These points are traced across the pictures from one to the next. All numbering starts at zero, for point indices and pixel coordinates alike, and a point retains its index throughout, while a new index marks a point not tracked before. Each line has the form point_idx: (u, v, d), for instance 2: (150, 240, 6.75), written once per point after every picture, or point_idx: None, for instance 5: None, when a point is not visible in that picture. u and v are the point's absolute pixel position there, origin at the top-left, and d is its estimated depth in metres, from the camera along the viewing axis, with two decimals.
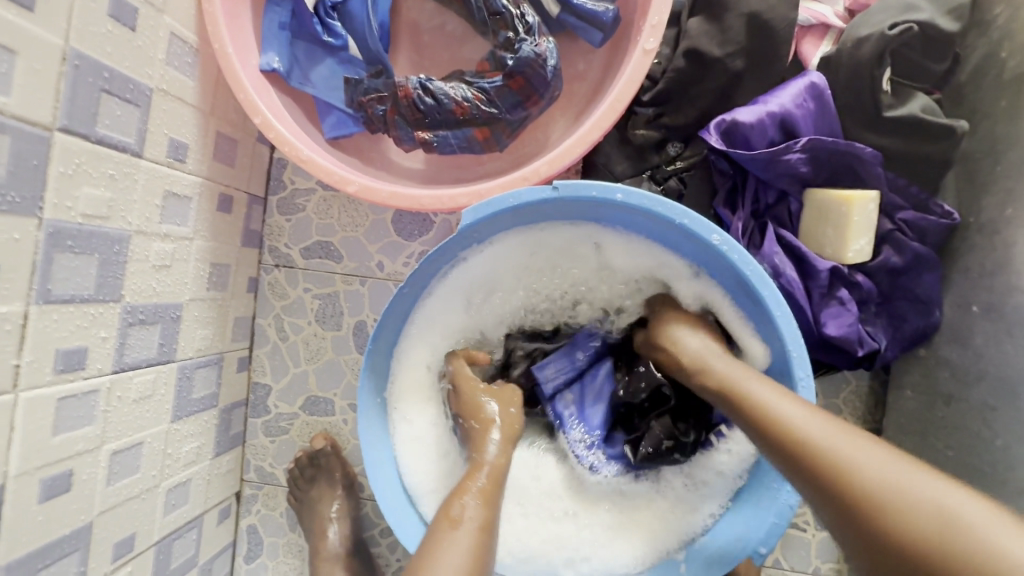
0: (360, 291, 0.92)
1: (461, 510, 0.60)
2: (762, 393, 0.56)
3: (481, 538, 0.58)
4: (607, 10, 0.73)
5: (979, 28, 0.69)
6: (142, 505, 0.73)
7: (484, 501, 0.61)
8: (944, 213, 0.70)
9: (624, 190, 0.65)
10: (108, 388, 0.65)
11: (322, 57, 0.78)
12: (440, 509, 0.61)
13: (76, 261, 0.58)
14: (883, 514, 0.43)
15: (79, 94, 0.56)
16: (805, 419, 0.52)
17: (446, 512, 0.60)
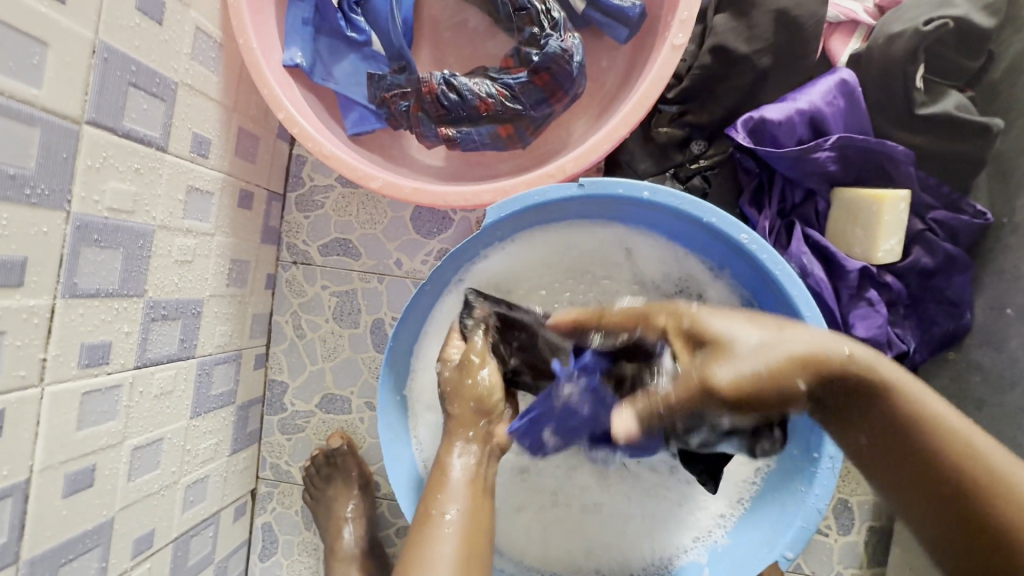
0: (378, 289, 0.91)
1: (437, 510, 0.58)
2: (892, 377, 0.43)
3: (465, 542, 0.56)
4: (634, 5, 0.72)
5: (1015, 25, 0.68)
6: (160, 501, 0.73)
7: (472, 494, 0.60)
8: (977, 213, 0.69)
9: (651, 188, 0.64)
10: (131, 383, 0.65)
11: (345, 52, 0.77)
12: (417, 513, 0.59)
13: (102, 255, 0.58)
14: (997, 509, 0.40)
15: (107, 86, 0.56)
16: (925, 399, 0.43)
17: (421, 515, 0.58)
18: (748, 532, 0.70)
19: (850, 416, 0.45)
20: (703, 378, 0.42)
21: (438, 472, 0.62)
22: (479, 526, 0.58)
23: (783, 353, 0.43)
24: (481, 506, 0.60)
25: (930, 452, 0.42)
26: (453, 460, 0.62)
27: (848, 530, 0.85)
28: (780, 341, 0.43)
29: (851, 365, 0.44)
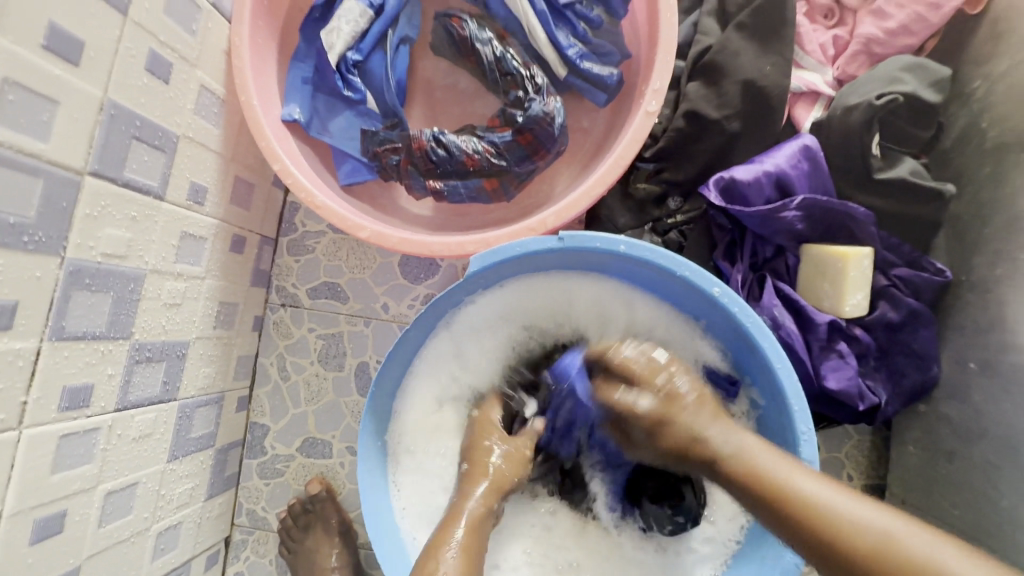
0: (364, 332, 0.93)
1: None
2: (807, 490, 0.51)
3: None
4: (612, 73, 0.78)
5: (961, 99, 0.73)
6: (129, 549, 0.71)
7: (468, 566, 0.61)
8: (936, 271, 0.73)
9: (627, 242, 0.67)
10: (109, 426, 0.65)
11: (342, 109, 0.81)
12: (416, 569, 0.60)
13: (92, 297, 0.59)
14: None
15: (111, 140, 0.59)
16: (843, 503, 0.49)
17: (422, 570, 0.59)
18: None
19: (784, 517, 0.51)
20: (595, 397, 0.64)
21: (448, 523, 0.65)
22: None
23: (699, 435, 0.56)
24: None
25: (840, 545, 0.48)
26: (459, 526, 0.64)
27: None
28: (708, 438, 0.56)
29: (764, 450, 0.55)
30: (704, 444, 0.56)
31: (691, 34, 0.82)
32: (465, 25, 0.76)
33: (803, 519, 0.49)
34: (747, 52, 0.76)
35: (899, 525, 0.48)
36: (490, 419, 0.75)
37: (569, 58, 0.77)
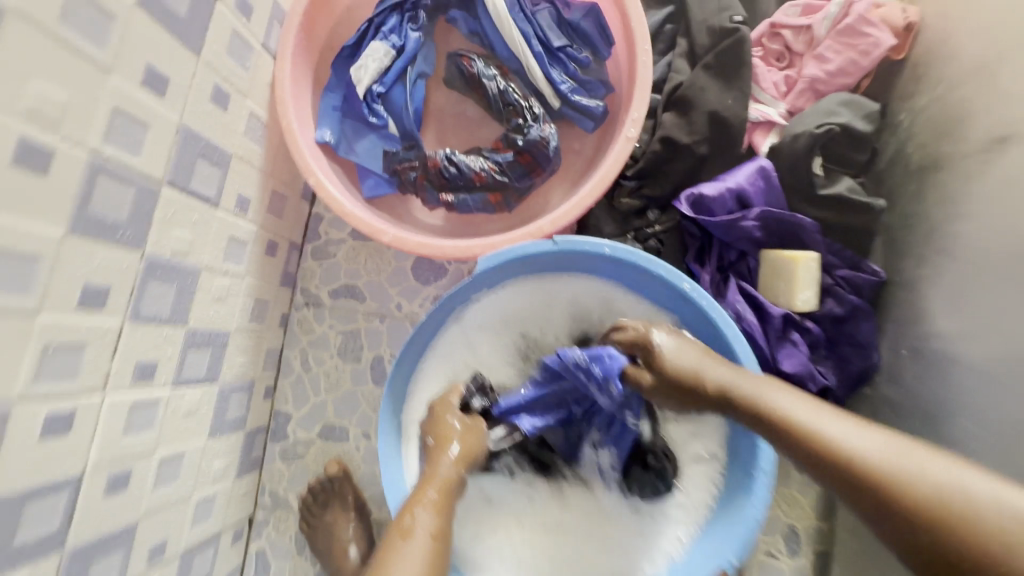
0: (379, 329, 1.04)
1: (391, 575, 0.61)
2: (835, 432, 0.58)
3: (433, 558, 0.64)
4: (598, 105, 0.91)
5: (891, 129, 0.87)
6: (175, 514, 0.81)
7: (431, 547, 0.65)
8: (873, 271, 0.85)
9: (611, 245, 0.81)
10: (167, 400, 0.75)
11: (367, 132, 0.93)
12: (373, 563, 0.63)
13: (162, 287, 0.71)
14: (952, 515, 0.50)
15: (183, 156, 0.71)
16: (868, 442, 0.56)
17: (398, 525, 0.66)
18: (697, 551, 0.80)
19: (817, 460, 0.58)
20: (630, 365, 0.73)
21: (426, 484, 0.71)
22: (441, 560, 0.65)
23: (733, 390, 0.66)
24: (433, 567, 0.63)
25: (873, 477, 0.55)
26: (416, 516, 0.67)
27: (795, 553, 0.95)
28: (740, 391, 0.66)
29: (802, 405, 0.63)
30: (737, 395, 0.66)
31: (666, 72, 0.96)
32: (474, 63, 0.90)
33: (836, 456, 0.57)
34: (712, 88, 0.90)
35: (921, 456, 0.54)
36: (446, 404, 0.79)
37: (562, 92, 0.91)
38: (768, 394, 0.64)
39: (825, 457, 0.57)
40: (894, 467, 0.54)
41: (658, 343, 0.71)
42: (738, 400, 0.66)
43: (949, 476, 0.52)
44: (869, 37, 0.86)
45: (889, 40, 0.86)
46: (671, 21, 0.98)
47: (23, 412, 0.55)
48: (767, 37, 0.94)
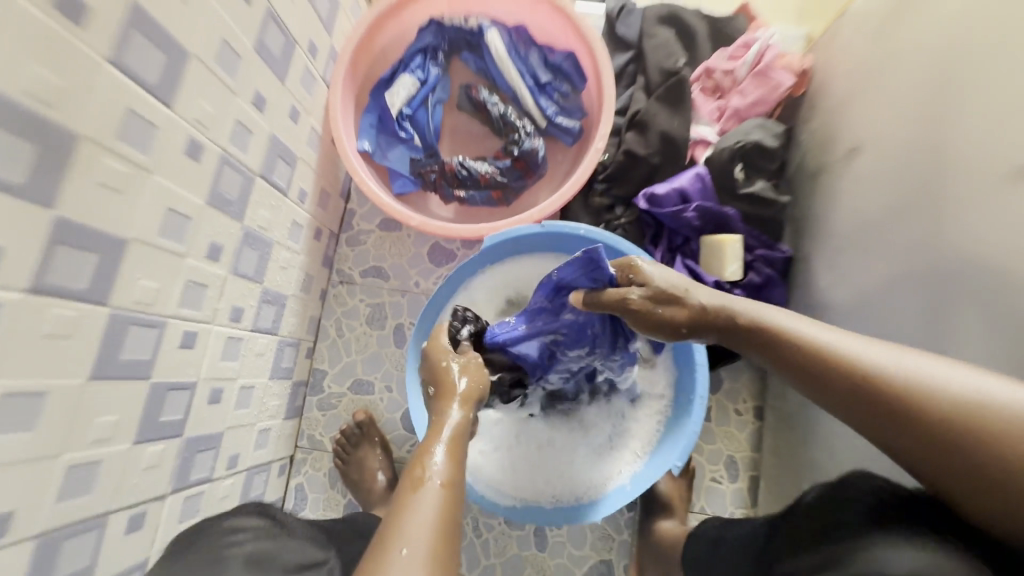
0: (401, 301, 1.29)
1: (408, 530, 0.59)
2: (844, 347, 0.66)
3: (447, 500, 0.63)
4: (576, 124, 1.19)
5: (795, 145, 1.16)
6: (244, 434, 1.03)
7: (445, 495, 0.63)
8: (783, 251, 1.13)
9: (585, 228, 1.08)
10: (247, 339, 0.99)
11: (397, 144, 1.19)
12: (382, 529, 0.60)
13: (252, 251, 0.95)
14: (954, 413, 0.58)
15: (271, 156, 0.96)
16: (876, 354, 0.64)
17: (411, 476, 0.65)
18: (653, 461, 1.05)
19: (834, 375, 0.65)
20: (624, 298, 0.76)
21: (432, 438, 0.70)
22: (451, 515, 0.62)
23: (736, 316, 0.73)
24: (451, 517, 0.62)
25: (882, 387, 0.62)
26: (433, 459, 0.66)
27: (734, 478, 1.20)
28: (740, 313, 0.73)
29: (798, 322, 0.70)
30: (743, 321, 0.73)
31: (628, 102, 1.25)
32: (480, 93, 1.18)
33: (846, 368, 0.64)
34: (662, 113, 1.18)
35: (920, 364, 0.62)
36: (440, 343, 0.85)
37: (548, 115, 1.19)
38: (773, 314, 0.71)
39: (828, 373, 0.65)
40: (894, 372, 0.62)
41: (640, 271, 0.76)
42: (744, 325, 0.73)
43: (938, 376, 0.60)
44: (774, 79, 1.17)
45: (788, 82, 1.16)
46: (632, 63, 1.27)
47: (172, 326, 0.78)
48: (703, 76, 1.23)
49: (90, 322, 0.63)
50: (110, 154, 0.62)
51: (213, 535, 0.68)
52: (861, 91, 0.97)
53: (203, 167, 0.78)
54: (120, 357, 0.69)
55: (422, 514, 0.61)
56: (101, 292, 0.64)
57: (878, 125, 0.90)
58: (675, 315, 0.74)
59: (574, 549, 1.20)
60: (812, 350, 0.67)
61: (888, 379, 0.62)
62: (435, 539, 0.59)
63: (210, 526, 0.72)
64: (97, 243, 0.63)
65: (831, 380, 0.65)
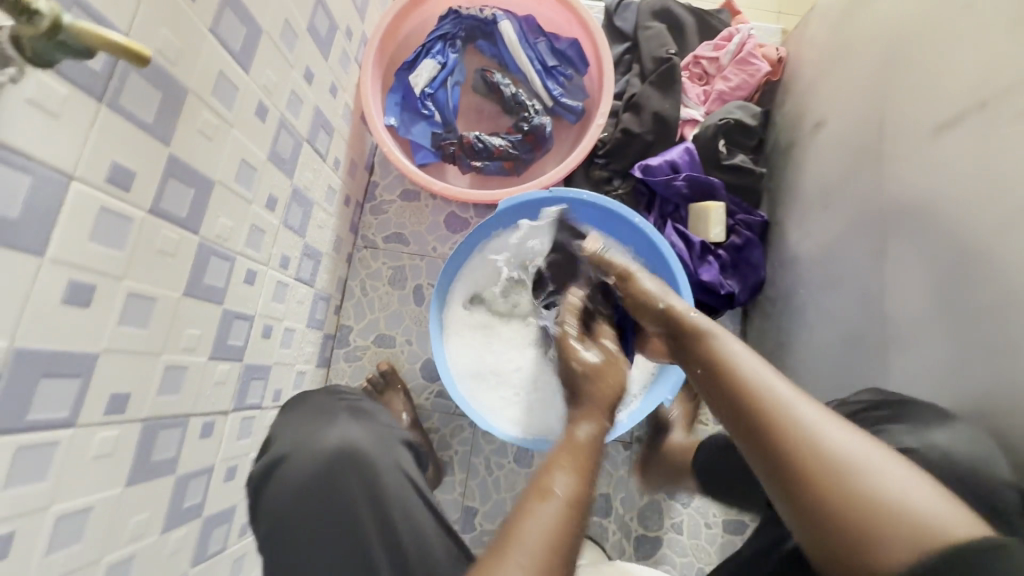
0: (420, 264, 1.43)
1: (527, 531, 0.55)
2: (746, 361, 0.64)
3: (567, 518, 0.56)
4: (579, 104, 1.34)
5: (771, 125, 1.32)
6: (285, 372, 1.16)
7: (569, 512, 0.57)
8: (760, 216, 1.29)
9: (589, 194, 1.24)
10: (291, 286, 1.12)
11: (420, 120, 1.34)
12: (500, 530, 0.56)
13: (297, 208, 1.09)
14: (817, 471, 0.53)
15: (315, 125, 1.10)
16: (775, 381, 0.61)
17: (535, 484, 0.60)
18: (648, 398, 1.20)
19: (706, 374, 0.68)
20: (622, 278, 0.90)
21: (564, 448, 0.65)
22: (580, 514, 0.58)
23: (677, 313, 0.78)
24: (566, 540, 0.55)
25: (755, 415, 0.59)
26: (557, 476, 0.60)
27: None
28: (688, 316, 0.77)
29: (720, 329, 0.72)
30: (682, 319, 0.77)
31: (624, 87, 1.40)
32: (494, 75, 1.32)
33: (728, 379, 0.64)
34: (655, 96, 1.33)
35: (829, 425, 0.55)
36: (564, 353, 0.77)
37: (554, 96, 1.33)
38: (699, 318, 0.75)
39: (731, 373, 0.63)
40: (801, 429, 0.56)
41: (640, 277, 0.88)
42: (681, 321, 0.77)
43: (879, 470, 0.52)
44: (754, 66, 1.32)
45: (767, 68, 1.31)
46: (628, 52, 1.42)
47: (239, 262, 0.91)
48: (691, 64, 1.39)
49: (186, 246, 0.77)
50: (206, 106, 0.75)
51: (322, 397, 0.86)
52: (824, 75, 1.13)
53: (266, 127, 0.92)
54: (204, 280, 0.83)
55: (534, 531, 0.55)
56: (195, 222, 0.78)
57: (839, 101, 1.06)
58: (649, 310, 0.84)
59: None
60: (707, 350, 0.69)
61: (783, 416, 0.57)
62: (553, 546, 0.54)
63: (315, 393, 0.88)
64: (195, 179, 0.76)
65: (702, 377, 0.69)
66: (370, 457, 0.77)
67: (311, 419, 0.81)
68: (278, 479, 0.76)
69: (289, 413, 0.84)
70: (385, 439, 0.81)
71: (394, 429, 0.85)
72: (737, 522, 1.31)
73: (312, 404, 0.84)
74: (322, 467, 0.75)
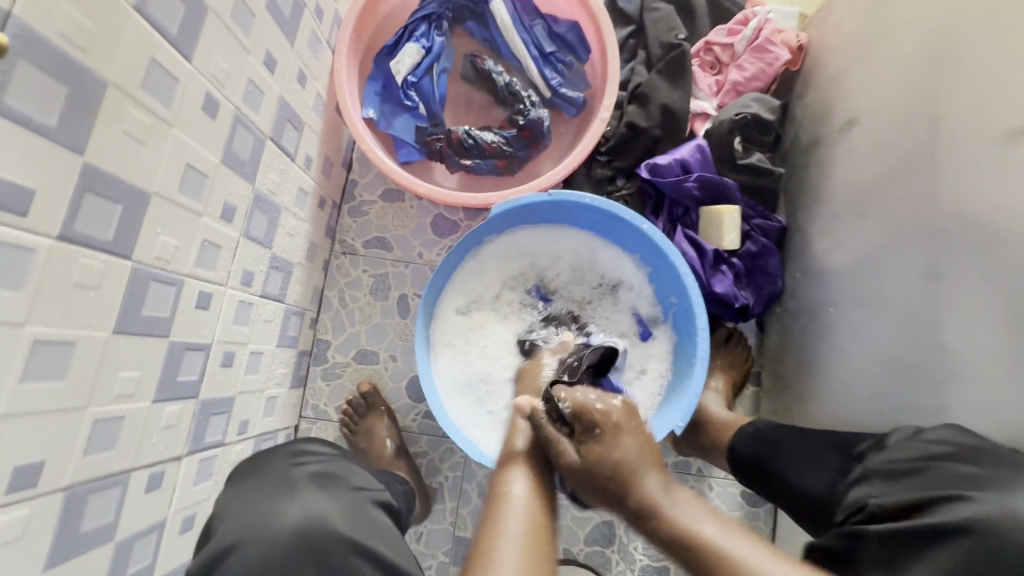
0: (404, 272, 1.29)
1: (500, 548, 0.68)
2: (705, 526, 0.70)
3: (534, 513, 0.73)
4: (580, 96, 1.20)
5: (791, 119, 1.20)
6: (253, 400, 1.03)
7: (532, 537, 0.70)
8: (778, 221, 1.17)
9: (591, 197, 1.08)
10: (256, 304, 0.98)
11: (402, 113, 1.19)
12: (475, 547, 0.70)
13: (261, 215, 0.94)
14: None
15: (279, 119, 0.95)
16: (738, 544, 0.67)
17: (497, 491, 0.77)
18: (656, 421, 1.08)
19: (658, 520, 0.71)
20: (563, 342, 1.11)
21: (509, 461, 0.81)
22: (542, 510, 0.74)
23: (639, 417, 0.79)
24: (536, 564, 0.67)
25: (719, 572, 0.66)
26: (517, 469, 0.79)
27: None
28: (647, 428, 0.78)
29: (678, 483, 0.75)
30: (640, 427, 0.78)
31: (629, 76, 1.27)
32: (485, 62, 1.18)
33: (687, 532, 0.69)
34: (664, 86, 1.20)
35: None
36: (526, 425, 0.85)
37: (553, 86, 1.20)
38: (651, 428, 0.78)
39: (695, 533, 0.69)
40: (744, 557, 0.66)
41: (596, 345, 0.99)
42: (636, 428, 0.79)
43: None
44: (772, 53, 1.20)
45: (786, 56, 1.19)
46: (633, 37, 1.28)
47: (189, 285, 0.78)
48: (703, 50, 1.26)
49: (114, 273, 0.63)
50: (133, 102, 0.61)
51: (280, 460, 0.78)
52: (854, 65, 1.01)
53: (218, 124, 0.77)
54: (143, 312, 0.69)
55: (512, 526, 0.71)
56: (124, 245, 0.64)
57: (875, 95, 0.94)
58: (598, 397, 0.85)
59: (576, 512, 1.24)
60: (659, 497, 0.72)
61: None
62: (525, 533, 0.70)
63: (276, 453, 0.80)
64: (122, 193, 0.62)
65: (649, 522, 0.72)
66: (339, 529, 0.68)
67: (268, 492, 0.71)
68: (225, 573, 0.65)
69: (243, 487, 0.74)
70: (357, 506, 0.73)
71: (367, 489, 0.78)
72: None
73: (268, 473, 0.75)
74: (283, 550, 0.66)
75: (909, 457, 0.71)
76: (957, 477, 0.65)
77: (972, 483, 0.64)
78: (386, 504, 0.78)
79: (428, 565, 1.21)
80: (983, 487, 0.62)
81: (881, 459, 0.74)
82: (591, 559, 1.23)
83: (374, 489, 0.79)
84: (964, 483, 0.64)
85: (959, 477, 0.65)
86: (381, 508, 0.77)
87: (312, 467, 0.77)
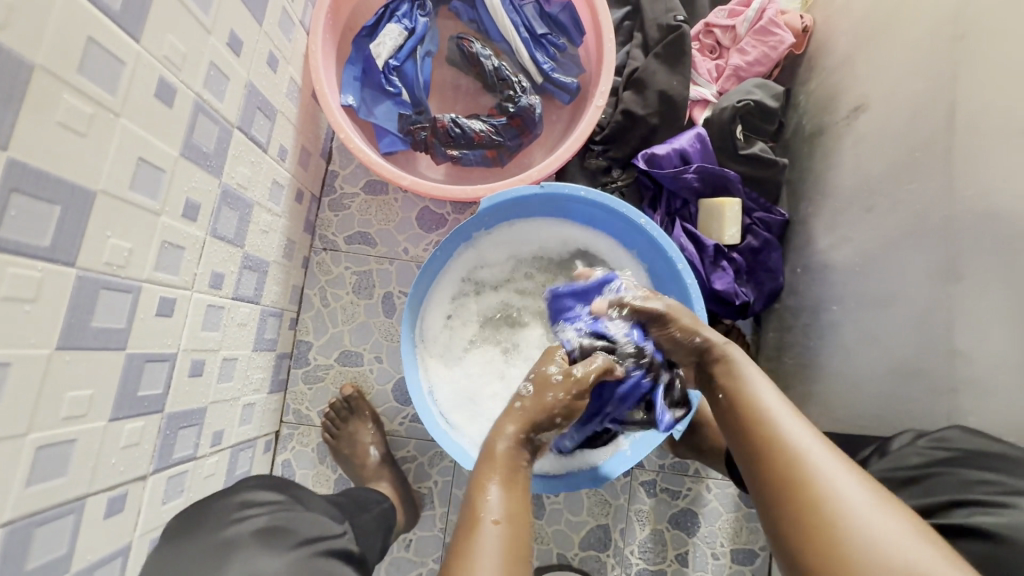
0: (389, 270, 1.22)
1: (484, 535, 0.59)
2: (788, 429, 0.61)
3: (509, 536, 0.60)
4: (573, 82, 1.13)
5: (794, 107, 1.15)
6: (228, 409, 0.97)
7: (510, 520, 0.61)
8: (780, 213, 1.12)
9: (586, 190, 1.02)
10: (227, 308, 0.91)
11: (384, 100, 1.12)
12: (459, 533, 0.61)
13: (230, 213, 0.87)
14: (824, 512, 0.52)
15: (247, 106, 0.87)
16: (810, 445, 0.58)
17: (472, 509, 0.63)
18: None
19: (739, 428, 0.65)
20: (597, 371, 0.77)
21: (485, 463, 0.68)
22: (520, 516, 0.62)
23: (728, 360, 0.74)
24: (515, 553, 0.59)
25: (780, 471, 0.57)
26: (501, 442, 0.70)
27: None
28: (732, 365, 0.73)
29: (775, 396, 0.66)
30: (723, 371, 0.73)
31: (625, 60, 1.19)
32: (473, 45, 1.10)
33: (763, 433, 0.62)
34: (662, 71, 1.13)
35: (847, 479, 0.54)
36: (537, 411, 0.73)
37: (544, 70, 1.13)
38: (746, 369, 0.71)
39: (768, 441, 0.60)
40: (798, 452, 0.58)
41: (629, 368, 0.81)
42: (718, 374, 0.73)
43: (877, 518, 0.50)
44: (776, 36, 1.13)
45: (791, 39, 1.12)
46: (629, 19, 1.21)
47: (148, 291, 0.71)
48: (702, 33, 1.20)
49: (55, 282, 0.56)
50: (68, 88, 0.54)
51: (222, 508, 0.72)
52: (865, 49, 0.95)
53: (175, 113, 0.70)
54: (93, 325, 0.62)
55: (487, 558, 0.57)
56: (66, 251, 0.57)
57: (886, 83, 0.88)
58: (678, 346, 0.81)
59: (571, 515, 1.21)
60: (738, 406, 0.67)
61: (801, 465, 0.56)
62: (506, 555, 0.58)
63: (219, 499, 0.74)
64: (58, 191, 0.55)
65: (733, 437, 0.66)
66: None
67: (210, 552, 0.65)
68: None
69: (166, 551, 0.67)
70: (305, 561, 0.67)
71: (319, 540, 0.72)
72: (746, 551, 1.19)
73: (186, 545, 0.67)
74: None
75: (910, 462, 0.69)
76: (965, 482, 0.63)
77: (982, 488, 0.61)
78: (341, 551, 0.74)
79: (417, 573, 1.17)
80: (988, 491, 0.61)
81: (880, 464, 0.72)
82: (585, 564, 1.19)
83: (327, 537, 0.74)
84: (966, 487, 0.62)
85: (960, 481, 0.63)
86: (333, 557, 0.71)
87: (256, 521, 0.70)
